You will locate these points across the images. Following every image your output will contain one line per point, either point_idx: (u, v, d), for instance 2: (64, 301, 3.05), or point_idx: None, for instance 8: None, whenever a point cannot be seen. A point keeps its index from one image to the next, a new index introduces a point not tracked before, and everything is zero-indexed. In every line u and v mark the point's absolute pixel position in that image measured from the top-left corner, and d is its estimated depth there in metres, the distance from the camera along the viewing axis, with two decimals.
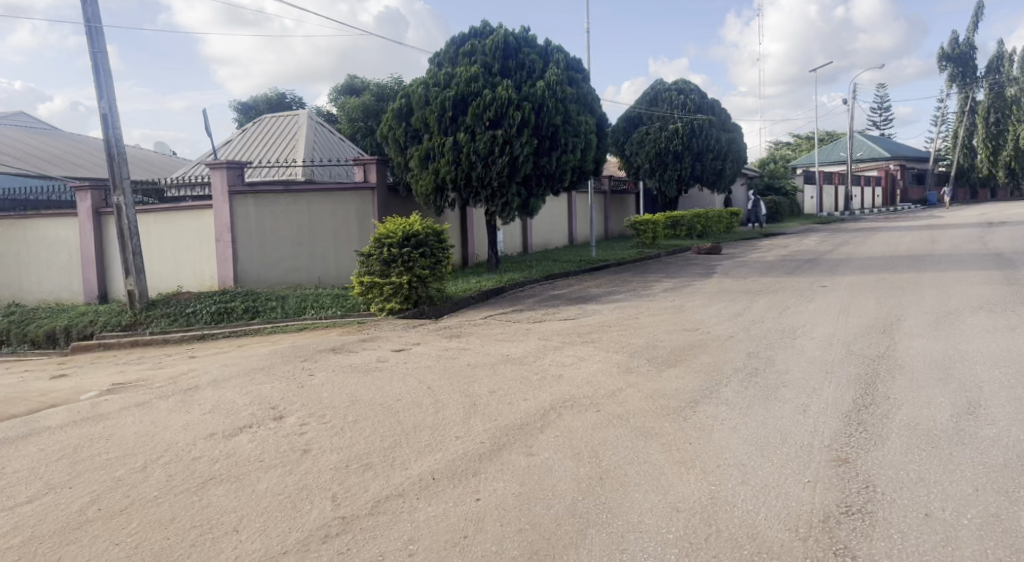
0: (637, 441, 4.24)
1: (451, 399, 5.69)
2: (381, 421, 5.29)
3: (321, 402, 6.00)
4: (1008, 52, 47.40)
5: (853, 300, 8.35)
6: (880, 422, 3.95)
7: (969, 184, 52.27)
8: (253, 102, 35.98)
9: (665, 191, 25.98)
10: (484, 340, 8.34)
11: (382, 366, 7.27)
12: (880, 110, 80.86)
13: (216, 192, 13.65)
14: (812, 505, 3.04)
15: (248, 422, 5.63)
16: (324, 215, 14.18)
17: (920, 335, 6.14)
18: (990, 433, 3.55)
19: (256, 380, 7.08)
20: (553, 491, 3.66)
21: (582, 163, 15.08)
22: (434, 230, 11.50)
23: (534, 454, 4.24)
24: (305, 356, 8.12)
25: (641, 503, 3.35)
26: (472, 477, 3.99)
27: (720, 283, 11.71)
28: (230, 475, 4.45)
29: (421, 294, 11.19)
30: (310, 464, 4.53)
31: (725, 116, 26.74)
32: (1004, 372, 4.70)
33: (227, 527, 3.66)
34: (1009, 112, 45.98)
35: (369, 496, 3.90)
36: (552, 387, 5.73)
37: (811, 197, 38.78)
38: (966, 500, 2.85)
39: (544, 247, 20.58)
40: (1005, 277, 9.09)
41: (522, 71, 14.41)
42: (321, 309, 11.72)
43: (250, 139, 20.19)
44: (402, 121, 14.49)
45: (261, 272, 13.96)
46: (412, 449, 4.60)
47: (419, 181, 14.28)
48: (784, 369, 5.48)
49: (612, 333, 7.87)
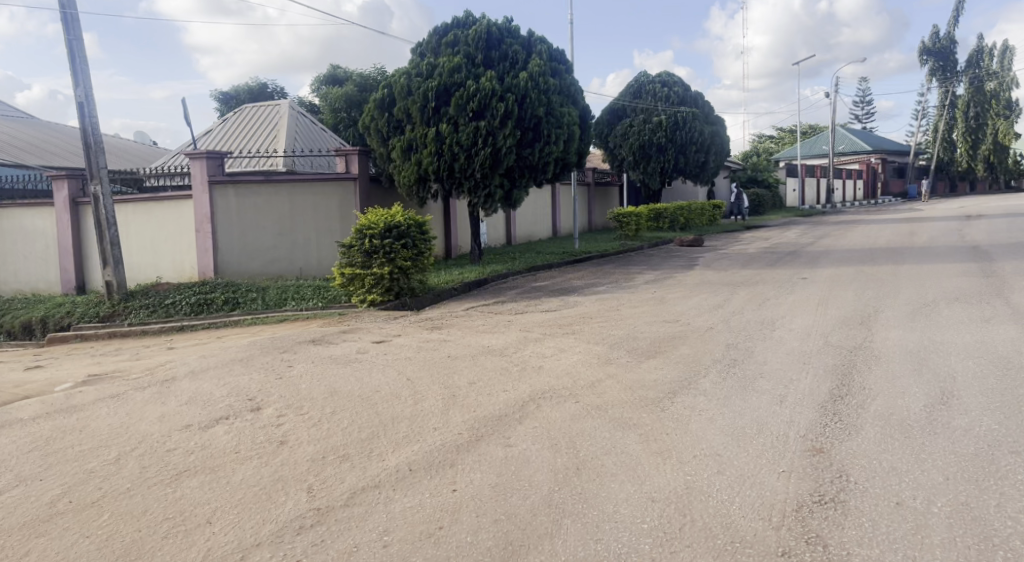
0: (614, 432, 4.24)
1: (430, 391, 5.66)
2: (359, 412, 5.25)
3: (299, 394, 5.94)
4: (988, 47, 48.07)
5: (832, 292, 8.42)
6: (855, 413, 3.97)
7: (949, 178, 53.02)
8: (234, 91, 35.46)
9: (649, 184, 26.02)
10: (465, 331, 8.31)
11: (362, 357, 7.21)
12: (862, 104, 81.75)
13: (195, 182, 13.45)
14: (786, 494, 3.05)
15: (224, 413, 5.55)
16: (306, 205, 14.02)
17: (896, 326, 6.21)
18: (962, 423, 3.58)
19: (234, 371, 6.99)
20: (529, 482, 3.64)
21: (565, 155, 15.03)
22: (415, 221, 11.43)
23: (512, 446, 4.22)
24: (284, 347, 8.04)
25: (617, 494, 3.34)
26: (449, 469, 3.96)
27: (701, 275, 11.75)
28: (205, 467, 4.38)
29: (403, 286, 11.12)
30: (286, 456, 4.47)
31: (709, 108, 26.81)
32: (976, 362, 4.76)
33: (201, 519, 3.60)
34: (988, 106, 46.73)
35: (345, 487, 3.86)
36: (532, 378, 5.73)
37: (793, 189, 39.13)
38: (937, 489, 2.87)
39: (528, 239, 20.57)
40: (981, 269, 9.22)
41: (505, 62, 14.30)
42: (301, 301, 11.61)
43: (231, 129, 19.92)
44: (384, 111, 14.35)
45: (241, 263, 13.78)
46: (390, 441, 4.56)
47: (401, 172, 14.18)
48: (762, 360, 5.51)
49: (593, 325, 7.88)
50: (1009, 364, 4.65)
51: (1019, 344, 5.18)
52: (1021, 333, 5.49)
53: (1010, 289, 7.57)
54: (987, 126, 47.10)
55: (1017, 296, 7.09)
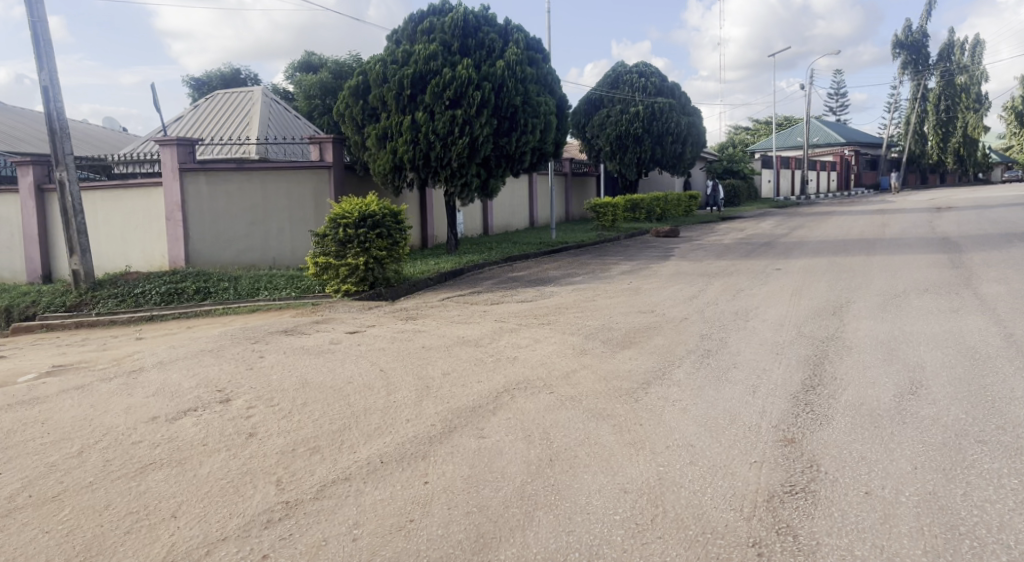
0: (588, 423, 4.21)
1: (403, 382, 5.59)
2: (331, 404, 5.16)
3: (270, 385, 5.82)
4: (958, 41, 48.98)
5: (805, 283, 8.51)
6: (826, 403, 4.00)
7: (920, 170, 54.08)
8: (206, 77, 34.72)
9: (626, 174, 26.05)
10: (441, 322, 8.24)
11: (335, 348, 7.10)
12: (835, 96, 82.94)
13: (165, 169, 13.13)
14: (758, 485, 3.05)
15: (192, 405, 5.42)
16: (279, 193, 13.76)
17: (867, 316, 6.29)
18: (930, 412, 3.63)
19: (204, 362, 6.84)
20: (501, 473, 3.60)
21: (542, 145, 14.94)
22: (390, 211, 11.31)
23: (485, 437, 4.17)
24: (256, 337, 7.88)
25: (590, 485, 3.32)
26: (422, 460, 3.91)
27: (677, 265, 11.80)
28: (171, 460, 4.26)
29: (377, 276, 10.97)
30: (255, 448, 4.37)
31: (685, 99, 26.89)
32: (945, 352, 4.83)
33: (165, 514, 3.49)
34: (958, 99, 47.72)
35: (315, 480, 3.78)
36: (506, 369, 5.69)
37: (768, 180, 39.62)
38: (905, 478, 2.89)
39: (505, 229, 20.50)
40: (950, 260, 9.38)
41: (481, 50, 14.15)
42: (274, 291, 11.41)
43: (202, 115, 19.50)
44: (359, 99, 14.12)
45: (212, 252, 13.51)
46: (362, 432, 4.49)
47: (376, 160, 13.98)
48: (736, 350, 5.54)
49: (569, 315, 7.86)
50: (976, 354, 4.72)
51: (986, 334, 5.27)
52: (988, 323, 5.58)
53: (977, 279, 7.71)
54: (957, 119, 48.41)
55: (984, 286, 7.22)
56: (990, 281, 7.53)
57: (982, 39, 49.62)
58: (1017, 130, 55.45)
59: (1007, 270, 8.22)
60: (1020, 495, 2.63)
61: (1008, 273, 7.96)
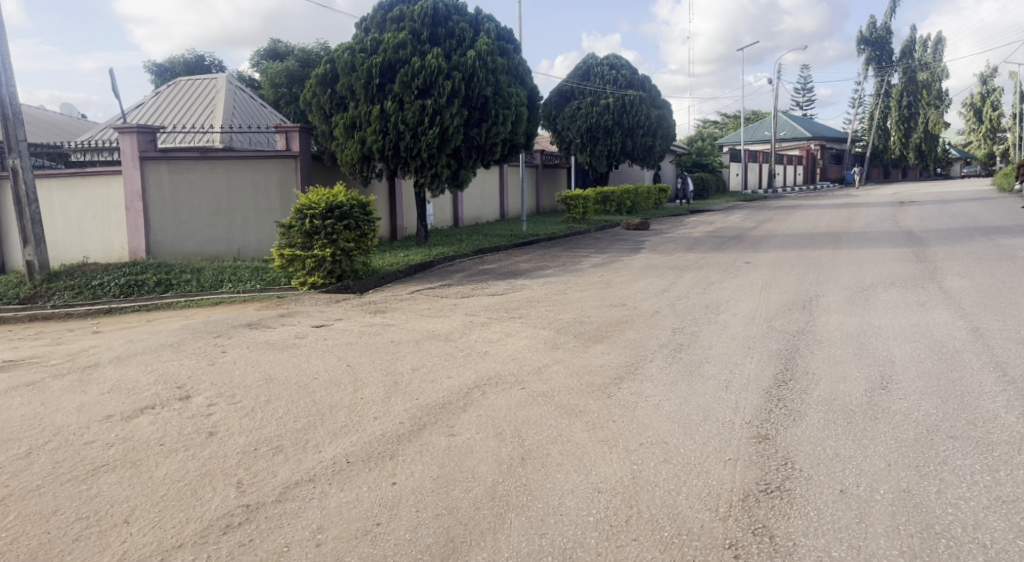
0: (561, 420, 4.13)
1: (371, 378, 5.44)
2: (295, 401, 4.99)
3: (232, 381, 5.61)
4: (920, 39, 50.12)
5: (775, 276, 8.56)
6: (799, 398, 3.98)
7: (883, 165, 55.29)
8: (169, 64, 33.69)
9: (596, 167, 26.05)
10: (410, 315, 8.08)
11: (300, 342, 6.90)
12: (801, 91, 84.32)
13: (125, 157, 12.67)
14: (732, 483, 3.00)
15: (149, 403, 5.18)
16: (244, 183, 13.39)
17: (837, 310, 6.33)
18: (902, 407, 3.63)
19: (163, 357, 6.59)
20: (472, 473, 3.50)
21: (513, 136, 14.79)
22: (359, 201, 11.10)
23: (455, 435, 4.06)
24: (218, 332, 7.63)
25: (562, 485, 3.24)
26: (389, 460, 3.78)
27: (647, 258, 11.81)
28: (126, 461, 4.06)
29: (345, 268, 10.74)
30: (215, 448, 4.19)
31: (655, 92, 26.97)
32: (914, 346, 4.87)
33: (117, 519, 3.31)
34: (920, 95, 48.89)
35: (277, 482, 3.63)
36: (477, 364, 5.58)
37: (736, 174, 40.12)
38: (879, 475, 2.86)
39: (475, 221, 20.33)
40: (915, 254, 9.53)
41: (451, 40, 13.93)
42: (239, 283, 11.10)
43: (163, 102, 18.89)
44: (326, 88, 13.79)
45: (175, 242, 13.08)
46: (327, 431, 4.33)
47: (344, 150, 13.68)
48: (708, 345, 5.52)
49: (540, 309, 7.77)
50: (944, 348, 4.76)
51: (952, 327, 5.33)
52: (954, 317, 5.65)
53: (942, 273, 7.84)
54: (919, 115, 49.62)
55: (949, 280, 7.34)
56: (954, 275, 7.66)
57: (944, 36, 50.83)
58: (976, 127, 57.09)
59: (969, 263, 8.37)
60: (993, 492, 2.62)
61: (971, 266, 8.11)
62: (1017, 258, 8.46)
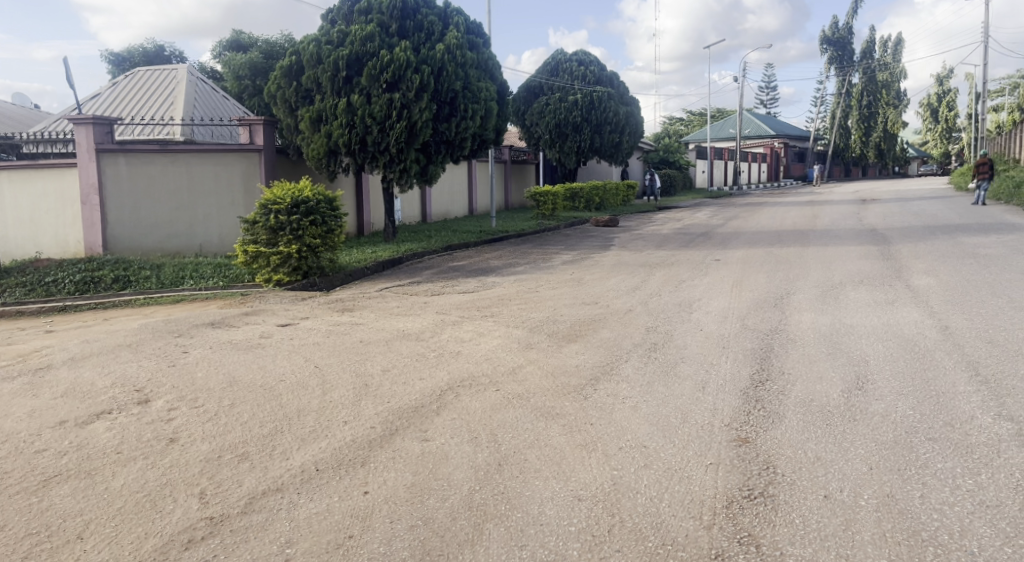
0: (537, 423, 4.03)
1: (340, 379, 5.26)
2: (261, 404, 4.80)
3: (194, 384, 5.38)
4: (879, 39, 51.36)
5: (745, 274, 8.59)
6: (777, 400, 3.97)
7: (843, 163, 56.61)
8: (127, 53, 32.60)
9: (565, 163, 26.03)
10: (379, 314, 7.90)
11: (265, 342, 6.67)
12: (764, 90, 85.88)
13: (80, 149, 12.17)
14: (714, 489, 2.96)
15: (106, 407, 4.92)
16: (206, 177, 12.98)
17: (808, 309, 6.38)
18: (879, 408, 3.64)
19: (120, 357, 6.30)
20: (447, 481, 3.38)
21: (483, 131, 14.64)
22: (325, 197, 10.87)
23: (429, 440, 3.93)
24: (179, 331, 7.35)
25: (542, 492, 3.14)
26: (361, 467, 3.64)
27: (617, 255, 11.79)
28: (79, 471, 3.82)
29: (312, 265, 10.47)
30: (176, 456, 3.98)
31: (623, 89, 27.06)
32: (886, 345, 4.92)
33: (70, 535, 3.10)
34: (880, 95, 50.14)
35: (243, 492, 3.45)
36: (449, 364, 5.45)
37: (702, 171, 40.69)
38: (863, 480, 2.85)
39: (443, 217, 20.14)
40: (880, 252, 9.70)
41: (420, 33, 13.71)
42: (201, 280, 10.75)
43: (121, 92, 18.23)
44: (292, 80, 13.45)
45: (133, 238, 12.60)
46: (295, 437, 4.16)
47: (309, 144, 13.37)
48: (682, 344, 5.48)
49: (512, 307, 7.68)
50: (916, 347, 4.81)
51: (922, 326, 5.41)
52: (923, 316, 5.73)
53: (908, 271, 7.96)
54: (878, 115, 50.90)
55: (915, 278, 7.47)
56: (920, 273, 7.78)
57: (901, 38, 52.24)
58: (932, 126, 58.85)
59: (934, 262, 8.53)
60: (976, 497, 2.62)
61: (936, 265, 8.27)
62: (979, 257, 8.65)
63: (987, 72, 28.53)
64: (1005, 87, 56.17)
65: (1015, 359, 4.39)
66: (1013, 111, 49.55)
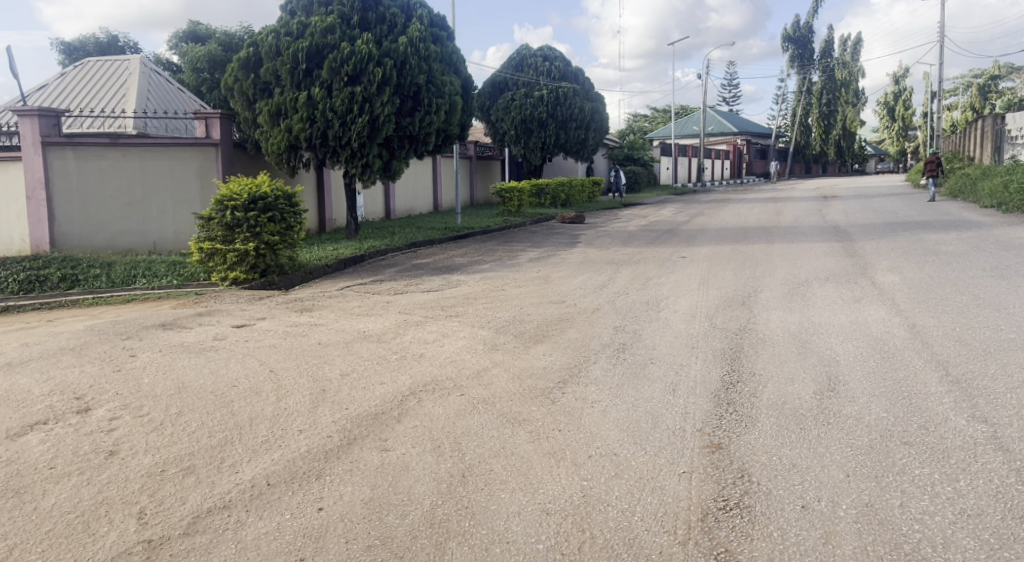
0: (503, 430, 3.84)
1: (296, 385, 4.93)
2: (210, 413, 4.36)
3: (140, 391, 4.89)
4: (838, 39, 52.44)
5: (712, 272, 8.57)
6: (748, 402, 3.92)
7: (803, 160, 57.78)
8: (79, 43, 31.29)
9: (530, 159, 25.89)
10: (339, 314, 7.60)
11: (219, 345, 6.32)
12: (728, 87, 87.22)
13: (26, 142, 11.58)
14: (690, 501, 2.84)
15: (41, 417, 4.39)
16: (160, 171, 12.45)
17: (776, 306, 6.36)
18: (852, 411, 3.65)
19: (61, 362, 5.86)
20: (408, 495, 3.12)
21: (447, 126, 14.34)
22: (283, 193, 10.51)
23: (389, 450, 3.66)
24: (128, 333, 6.93)
25: (508, 506, 2.94)
26: (315, 481, 3.32)
27: (584, 253, 11.69)
28: (4, 490, 3.32)
29: (270, 263, 10.09)
30: (115, 471, 3.50)
31: (589, 85, 27.02)
32: (856, 345, 4.89)
33: None
34: (838, 93, 51.27)
35: (186, 510, 3.06)
36: (412, 368, 5.21)
37: (667, 167, 41.14)
38: (840, 489, 2.83)
39: (407, 213, 19.79)
40: (845, 249, 9.78)
41: (382, 25, 13.40)
42: (153, 278, 10.31)
43: (70, 83, 17.42)
44: (249, 72, 12.96)
45: (82, 235, 12.03)
46: (247, 447, 3.79)
47: (268, 139, 12.94)
48: (651, 344, 5.38)
49: (477, 306, 7.48)
50: (885, 346, 4.81)
51: (889, 324, 5.42)
52: (890, 314, 5.75)
53: (872, 268, 8.05)
54: (838, 113, 52.08)
55: (880, 276, 7.52)
56: (884, 270, 7.86)
57: (860, 38, 53.52)
58: (888, 125, 60.55)
59: (896, 258, 8.64)
60: (957, 506, 2.61)
61: (899, 262, 8.37)
62: (940, 254, 8.78)
63: (941, 72, 29.32)
64: (957, 87, 58.01)
65: (982, 357, 4.41)
66: (965, 111, 51.21)
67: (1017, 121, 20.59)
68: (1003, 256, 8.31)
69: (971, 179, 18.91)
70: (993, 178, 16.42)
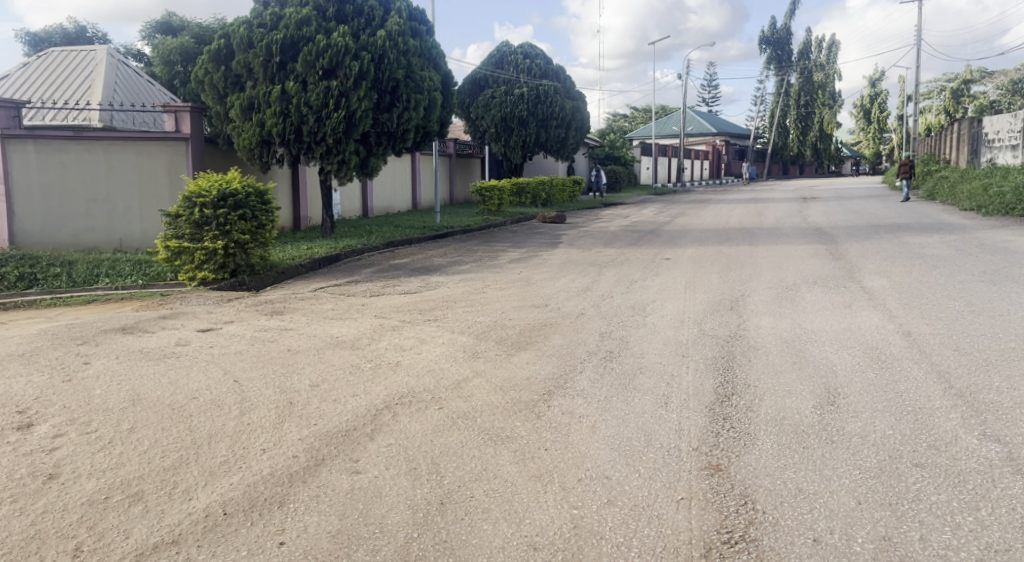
0: (485, 449, 3.56)
1: (262, 397, 4.60)
2: (166, 429, 4.01)
3: (89, 404, 4.50)
4: (816, 41, 52.98)
5: (697, 274, 8.39)
6: (746, 417, 3.70)
7: (781, 161, 58.28)
8: (46, 33, 30.21)
9: (511, 157, 25.63)
10: (312, 317, 7.26)
11: (181, 352, 5.94)
12: (706, 89, 88.08)
13: None
14: (690, 533, 2.59)
15: None
16: (126, 167, 11.91)
17: (766, 312, 6.16)
18: (857, 428, 3.44)
19: (7, 370, 5.42)
20: (379, 526, 2.82)
21: (426, 122, 13.93)
22: (255, 189, 10.09)
23: (359, 473, 3.35)
24: (84, 338, 6.51)
25: (491, 540, 2.66)
26: (277, 509, 3.00)
27: (566, 253, 11.43)
28: None
29: (240, 263, 9.66)
30: (53, 498, 3.15)
31: (570, 84, 26.81)
32: (853, 355, 4.68)
33: None
34: (815, 96, 51.84)
35: (129, 546, 2.72)
36: (387, 378, 4.89)
37: (647, 168, 41.31)
38: (852, 519, 2.59)
39: (385, 210, 19.42)
40: (830, 252, 9.65)
41: (359, 18, 13.01)
42: (117, 279, 9.82)
43: (33, 73, 16.70)
44: (220, 64, 12.47)
45: (43, 231, 11.49)
46: (203, 469, 3.45)
47: (241, 133, 12.48)
48: (640, 352, 5.12)
49: (457, 310, 7.18)
50: (883, 356, 4.62)
51: (884, 332, 5.24)
52: (883, 321, 5.56)
53: (860, 272, 7.91)
54: (815, 115, 52.65)
55: (869, 280, 7.37)
56: (872, 273, 7.73)
57: (836, 41, 54.15)
58: (864, 127, 61.44)
59: (882, 261, 8.54)
60: (982, 540, 2.39)
61: (886, 265, 8.25)
62: (926, 257, 8.70)
63: (917, 76, 29.71)
64: (931, 91, 59.08)
65: (985, 369, 4.22)
66: (939, 115, 52.16)
67: (992, 125, 20.85)
68: (990, 260, 8.22)
69: (948, 181, 19.08)
70: (972, 182, 16.55)
